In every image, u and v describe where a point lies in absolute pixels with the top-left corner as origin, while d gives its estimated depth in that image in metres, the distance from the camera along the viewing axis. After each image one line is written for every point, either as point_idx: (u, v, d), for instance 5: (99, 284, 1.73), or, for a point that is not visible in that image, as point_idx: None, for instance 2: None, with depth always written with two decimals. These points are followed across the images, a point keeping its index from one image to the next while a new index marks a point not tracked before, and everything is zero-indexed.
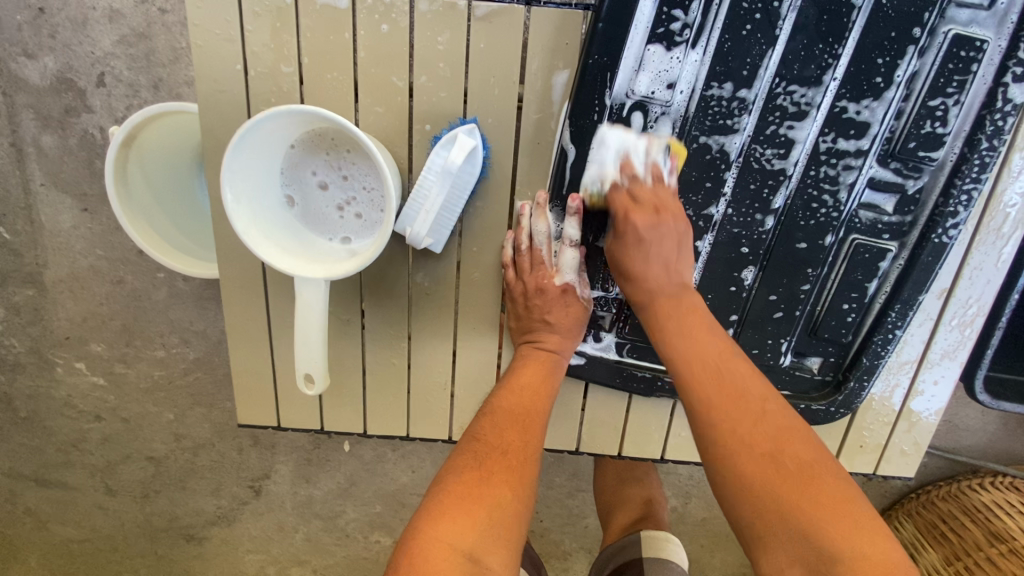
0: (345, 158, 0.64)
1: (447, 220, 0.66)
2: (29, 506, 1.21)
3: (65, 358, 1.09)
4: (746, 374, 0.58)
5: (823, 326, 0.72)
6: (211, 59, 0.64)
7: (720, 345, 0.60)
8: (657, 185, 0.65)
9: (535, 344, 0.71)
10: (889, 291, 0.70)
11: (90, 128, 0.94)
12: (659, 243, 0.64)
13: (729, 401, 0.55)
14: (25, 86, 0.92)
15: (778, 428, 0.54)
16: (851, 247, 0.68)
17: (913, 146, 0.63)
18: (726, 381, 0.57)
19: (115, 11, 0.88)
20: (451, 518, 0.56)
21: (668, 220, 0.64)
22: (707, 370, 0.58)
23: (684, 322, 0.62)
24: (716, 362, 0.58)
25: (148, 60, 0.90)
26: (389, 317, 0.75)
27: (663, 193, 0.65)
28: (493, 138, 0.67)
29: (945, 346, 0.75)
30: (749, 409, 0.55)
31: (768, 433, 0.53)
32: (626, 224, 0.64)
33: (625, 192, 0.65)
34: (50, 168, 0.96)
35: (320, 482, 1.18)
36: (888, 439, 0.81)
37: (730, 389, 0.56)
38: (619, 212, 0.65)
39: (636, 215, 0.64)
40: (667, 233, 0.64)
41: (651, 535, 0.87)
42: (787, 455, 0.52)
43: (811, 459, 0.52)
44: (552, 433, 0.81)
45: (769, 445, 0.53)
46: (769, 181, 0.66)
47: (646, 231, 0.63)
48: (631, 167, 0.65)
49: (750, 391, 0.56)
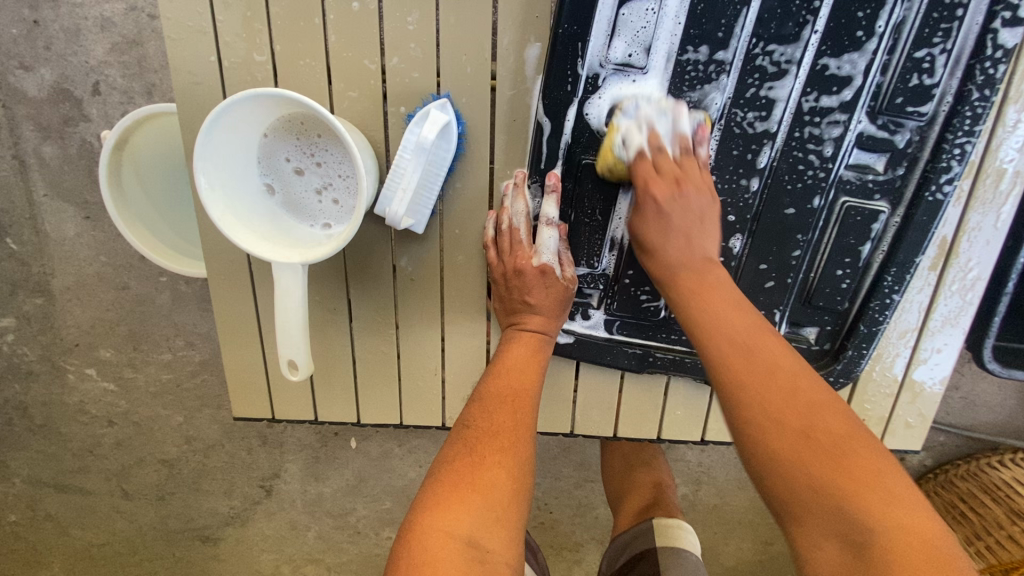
0: (318, 143, 0.64)
1: (427, 200, 0.65)
2: (49, 512, 1.23)
3: (76, 365, 1.11)
4: (778, 350, 0.52)
5: (817, 294, 0.71)
6: (186, 51, 0.64)
7: (750, 320, 0.54)
8: (685, 156, 0.62)
9: (521, 323, 0.70)
10: (885, 252, 0.68)
11: (89, 136, 0.95)
12: (681, 213, 0.60)
13: (760, 379, 0.50)
14: (23, 98, 0.94)
15: (813, 405, 0.48)
16: (841, 210, 0.66)
17: (900, 102, 0.62)
18: (755, 358, 0.51)
19: (106, 19, 0.89)
20: (448, 505, 0.55)
21: (688, 190, 0.61)
22: (730, 342, 0.53)
23: (707, 295, 0.56)
24: (746, 332, 0.53)
25: (141, 66, 0.91)
26: (376, 304, 0.75)
27: (690, 167, 0.62)
28: (468, 116, 0.66)
29: (945, 312, 0.73)
30: (777, 384, 0.50)
31: (799, 410, 0.48)
32: (646, 195, 0.61)
33: (652, 162, 0.62)
34: (51, 178, 0.98)
35: (329, 479, 1.19)
36: (891, 411, 0.78)
37: (757, 362, 0.51)
38: (641, 179, 0.61)
39: (657, 186, 0.60)
40: (686, 202, 0.60)
41: (663, 521, 0.84)
42: (821, 433, 0.47)
43: (846, 434, 0.47)
44: (547, 415, 0.80)
45: (801, 423, 0.48)
46: (753, 145, 0.64)
47: (667, 203, 0.60)
48: (659, 135, 0.62)
49: (778, 365, 0.51)
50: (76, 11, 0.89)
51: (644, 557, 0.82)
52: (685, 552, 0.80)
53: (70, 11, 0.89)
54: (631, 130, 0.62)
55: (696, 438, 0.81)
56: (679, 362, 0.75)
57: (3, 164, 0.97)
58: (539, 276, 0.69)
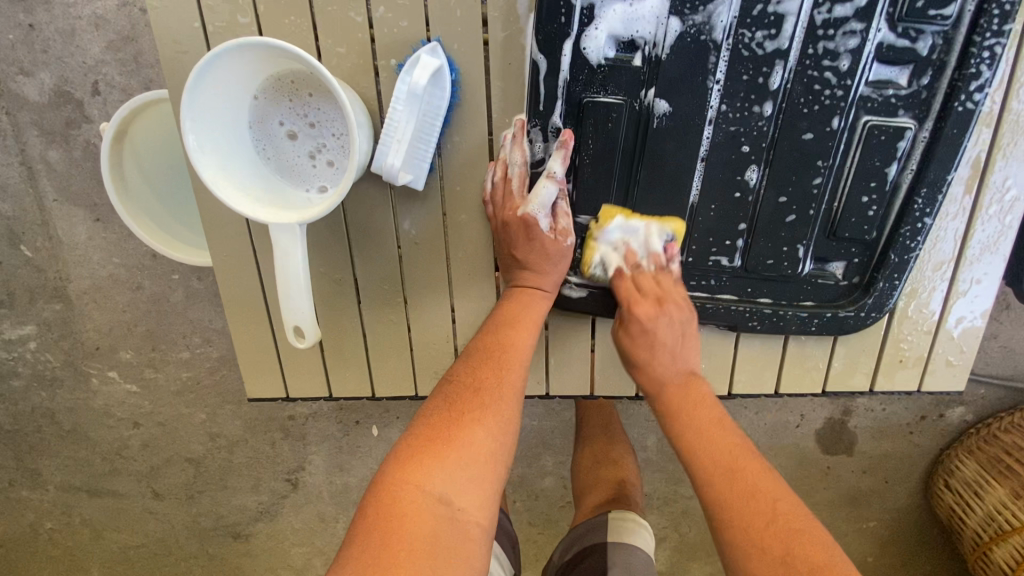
0: (309, 103, 0.62)
1: (423, 152, 0.63)
2: (84, 516, 1.24)
3: (98, 368, 1.11)
4: (755, 470, 0.56)
5: (842, 225, 0.67)
6: (170, 21, 0.62)
7: (732, 441, 0.59)
8: (660, 272, 0.69)
9: (521, 277, 0.68)
10: (915, 172, 0.64)
11: (93, 138, 0.95)
12: (666, 333, 0.66)
13: (743, 501, 0.54)
14: (26, 104, 0.93)
15: (789, 530, 0.52)
16: (864, 130, 0.63)
17: (922, 5, 0.58)
18: (738, 479, 0.56)
19: (100, 17, 0.88)
20: (420, 461, 0.53)
21: (671, 309, 0.66)
22: (717, 465, 0.57)
23: (691, 416, 0.62)
24: (730, 454, 0.58)
25: (137, 62, 0.90)
26: (381, 272, 0.72)
27: (668, 283, 0.68)
28: (460, 64, 0.63)
29: (984, 239, 0.68)
30: (759, 509, 0.53)
31: (779, 535, 0.51)
32: (631, 317, 0.66)
33: (630, 278, 0.69)
34: (60, 182, 0.97)
35: (354, 469, 1.17)
36: (930, 349, 0.74)
37: (740, 486, 0.55)
38: (624, 301, 0.68)
39: (640, 307, 0.66)
40: (671, 321, 0.66)
41: (619, 514, 0.79)
42: (797, 558, 0.50)
43: (823, 563, 0.49)
44: (562, 376, 0.78)
45: (780, 549, 0.51)
46: (763, 67, 0.61)
47: (650, 324, 0.66)
48: (635, 252, 0.69)
49: (760, 490, 0.54)
50: (70, 12, 0.88)
51: (593, 552, 0.77)
52: (636, 549, 0.75)
53: (63, 12, 0.88)
54: (608, 252, 0.70)
55: (722, 393, 0.78)
56: (700, 308, 0.72)
57: (11, 171, 0.97)
58: (536, 228, 0.66)
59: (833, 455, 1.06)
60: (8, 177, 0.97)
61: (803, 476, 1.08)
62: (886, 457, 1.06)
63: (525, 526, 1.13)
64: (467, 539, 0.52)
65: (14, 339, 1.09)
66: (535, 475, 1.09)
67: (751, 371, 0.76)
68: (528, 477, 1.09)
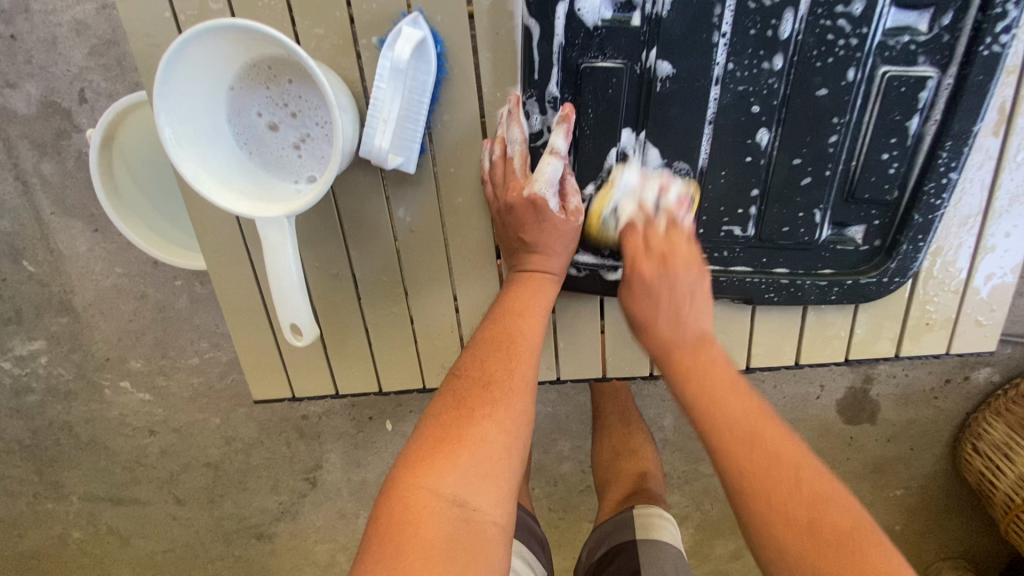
0: (289, 90, 0.59)
1: (413, 132, 0.60)
2: (109, 525, 1.25)
3: (111, 379, 1.10)
4: (775, 435, 0.49)
5: (861, 186, 0.64)
6: (142, 12, 0.59)
7: (750, 403, 0.50)
8: (672, 228, 0.62)
9: (523, 262, 0.65)
10: (938, 123, 0.61)
11: (84, 148, 0.92)
12: (669, 290, 0.58)
13: (765, 468, 0.47)
14: (14, 117, 0.91)
15: (816, 495, 0.46)
16: (882, 82, 0.59)
17: None
18: (762, 447, 0.48)
19: (79, 22, 0.86)
20: (431, 463, 0.51)
21: (678, 269, 0.59)
22: (739, 437, 0.49)
23: (706, 381, 0.52)
24: (750, 417, 0.49)
25: (121, 66, 0.88)
26: (379, 263, 0.70)
27: (679, 242, 0.60)
28: (445, 37, 0.60)
29: (1013, 188, 0.64)
30: (787, 477, 0.47)
31: (809, 506, 0.46)
32: (633, 273, 0.60)
33: (640, 234, 0.62)
34: (56, 195, 0.96)
35: (371, 464, 1.16)
36: (959, 310, 0.70)
37: (763, 455, 0.48)
38: (629, 256, 0.61)
39: (642, 264, 0.59)
40: (674, 283, 0.58)
41: (643, 509, 0.77)
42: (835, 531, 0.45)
43: (857, 530, 0.45)
44: (573, 360, 0.75)
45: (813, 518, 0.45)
46: (772, 19, 0.57)
47: (656, 282, 0.58)
48: (646, 205, 0.63)
49: (785, 456, 0.48)
50: (49, 18, 0.86)
51: (622, 550, 0.74)
52: (664, 545, 0.72)
53: (42, 19, 0.86)
54: (625, 196, 0.64)
55: (740, 366, 0.74)
56: (713, 283, 0.69)
57: (5, 187, 0.95)
58: (534, 208, 0.63)
59: (856, 425, 1.03)
60: (4, 192, 0.95)
61: (828, 447, 1.05)
62: (912, 424, 1.02)
63: (546, 514, 1.12)
64: (486, 540, 0.49)
65: (25, 354, 1.08)
66: (552, 462, 1.07)
67: (769, 344, 0.73)
68: (546, 463, 1.07)
